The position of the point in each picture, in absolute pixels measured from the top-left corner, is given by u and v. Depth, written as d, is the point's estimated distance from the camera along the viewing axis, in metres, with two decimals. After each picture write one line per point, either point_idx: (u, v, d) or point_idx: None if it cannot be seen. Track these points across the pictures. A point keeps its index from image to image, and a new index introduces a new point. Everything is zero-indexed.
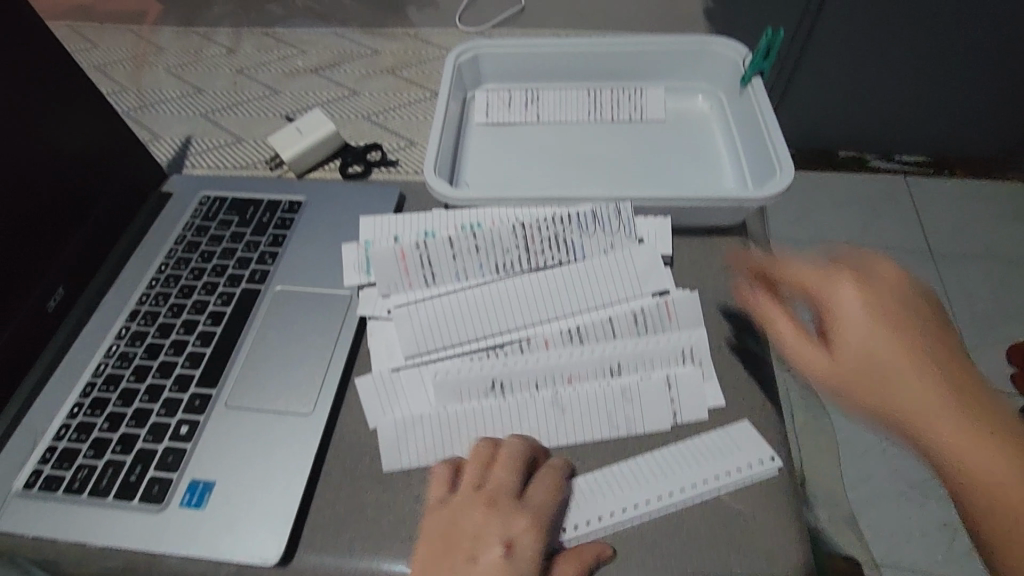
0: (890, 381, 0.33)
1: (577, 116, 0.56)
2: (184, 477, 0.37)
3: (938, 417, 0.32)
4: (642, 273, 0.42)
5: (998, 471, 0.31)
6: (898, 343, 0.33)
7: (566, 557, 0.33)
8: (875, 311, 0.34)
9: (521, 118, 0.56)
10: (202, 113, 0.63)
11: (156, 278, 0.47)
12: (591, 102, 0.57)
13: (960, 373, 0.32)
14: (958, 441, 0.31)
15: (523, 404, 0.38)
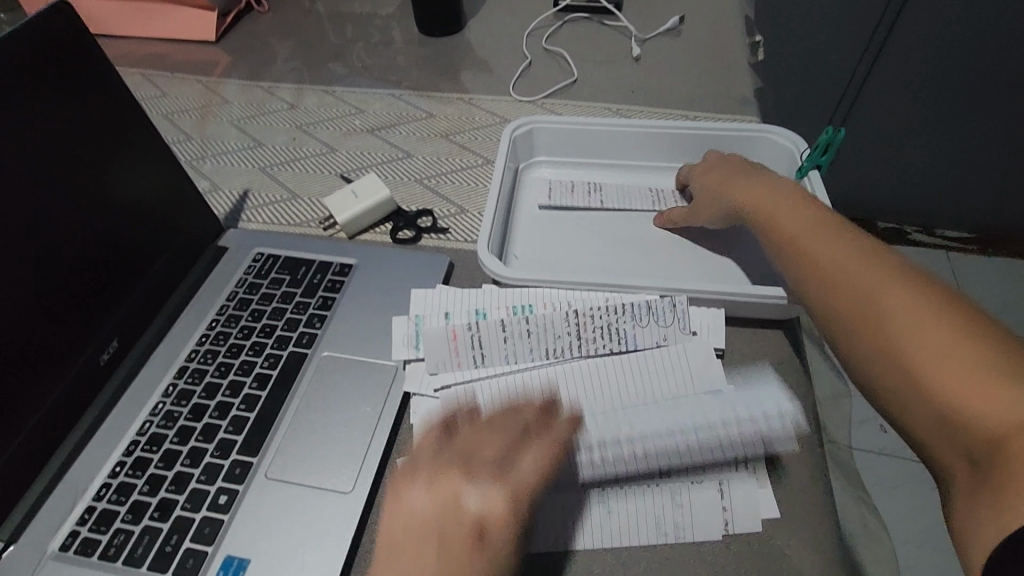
0: (821, 239, 0.40)
1: (639, 205, 0.55)
2: (219, 551, 0.36)
3: (886, 295, 0.35)
4: (698, 372, 0.41)
5: (909, 314, 0.33)
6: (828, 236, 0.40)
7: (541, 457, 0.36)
8: (807, 216, 0.42)
9: (584, 203, 0.55)
10: (260, 167, 0.65)
11: (206, 335, 0.47)
12: (653, 195, 0.56)
13: (908, 271, 0.36)
14: (885, 284, 0.35)
15: (567, 501, 0.37)
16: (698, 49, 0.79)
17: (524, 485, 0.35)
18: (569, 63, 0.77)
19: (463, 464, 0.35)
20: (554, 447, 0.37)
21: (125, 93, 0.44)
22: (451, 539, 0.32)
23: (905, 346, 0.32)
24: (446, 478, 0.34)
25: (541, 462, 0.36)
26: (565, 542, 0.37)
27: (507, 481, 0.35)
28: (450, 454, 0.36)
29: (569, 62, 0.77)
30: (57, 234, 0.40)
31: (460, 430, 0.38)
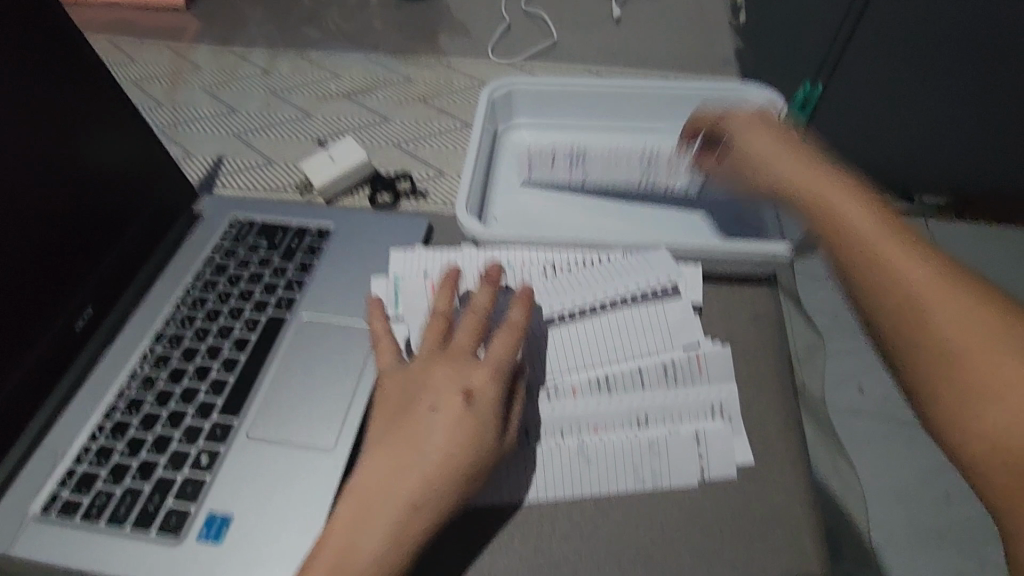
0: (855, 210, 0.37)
1: (626, 186, 0.53)
2: (202, 509, 0.36)
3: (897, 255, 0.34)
4: (675, 327, 0.41)
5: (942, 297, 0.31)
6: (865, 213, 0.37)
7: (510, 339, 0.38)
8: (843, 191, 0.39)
9: (565, 176, 0.54)
10: (234, 133, 0.63)
11: (183, 301, 0.47)
12: (642, 165, 0.53)
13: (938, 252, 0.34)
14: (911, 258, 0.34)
15: (548, 453, 0.38)
16: (679, 10, 0.78)
17: (497, 366, 0.36)
18: (550, 26, 0.75)
19: (439, 367, 0.37)
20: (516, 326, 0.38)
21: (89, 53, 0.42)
22: (440, 438, 0.34)
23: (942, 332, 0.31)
24: (423, 388, 0.36)
25: (507, 343, 0.37)
26: (548, 494, 0.37)
27: (477, 372, 0.36)
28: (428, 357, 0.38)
29: (548, 25, 0.76)
30: (23, 199, 0.39)
31: (429, 335, 0.39)
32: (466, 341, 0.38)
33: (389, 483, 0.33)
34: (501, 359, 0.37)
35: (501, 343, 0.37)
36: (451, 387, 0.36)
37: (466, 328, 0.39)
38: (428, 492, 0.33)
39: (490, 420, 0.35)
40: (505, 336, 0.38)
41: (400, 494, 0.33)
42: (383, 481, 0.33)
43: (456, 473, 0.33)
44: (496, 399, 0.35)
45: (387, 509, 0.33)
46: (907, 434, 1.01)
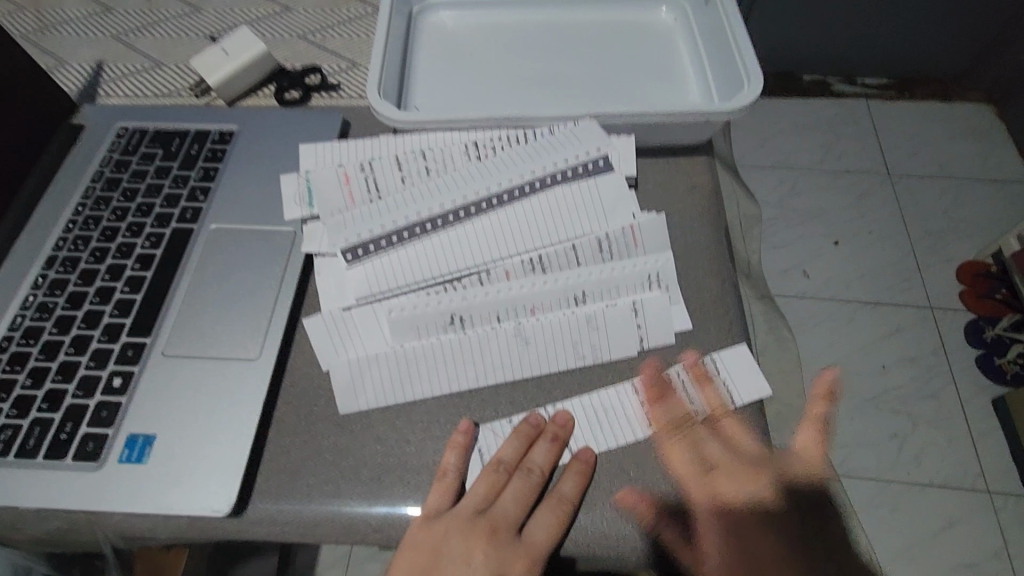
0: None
1: None
2: (121, 432, 0.34)
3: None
4: (610, 202, 0.40)
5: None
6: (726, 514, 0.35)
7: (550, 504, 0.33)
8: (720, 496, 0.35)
9: None
10: (113, 35, 0.55)
11: (74, 221, 0.42)
12: None
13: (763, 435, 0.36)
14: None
15: (484, 339, 0.37)
16: None
17: (535, 554, 0.33)
18: None
19: (476, 546, 0.33)
20: (567, 507, 0.33)
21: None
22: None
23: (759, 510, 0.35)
24: (472, 548, 0.33)
25: (543, 550, 0.33)
26: (489, 378, 0.37)
27: (515, 564, 0.33)
28: (469, 524, 0.33)
29: None
30: None
31: (478, 485, 0.34)
32: (512, 511, 0.34)
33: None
34: (542, 542, 0.33)
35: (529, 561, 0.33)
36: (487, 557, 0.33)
37: (516, 496, 0.34)
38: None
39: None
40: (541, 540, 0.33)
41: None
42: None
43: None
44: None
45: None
46: (848, 311, 1.07)
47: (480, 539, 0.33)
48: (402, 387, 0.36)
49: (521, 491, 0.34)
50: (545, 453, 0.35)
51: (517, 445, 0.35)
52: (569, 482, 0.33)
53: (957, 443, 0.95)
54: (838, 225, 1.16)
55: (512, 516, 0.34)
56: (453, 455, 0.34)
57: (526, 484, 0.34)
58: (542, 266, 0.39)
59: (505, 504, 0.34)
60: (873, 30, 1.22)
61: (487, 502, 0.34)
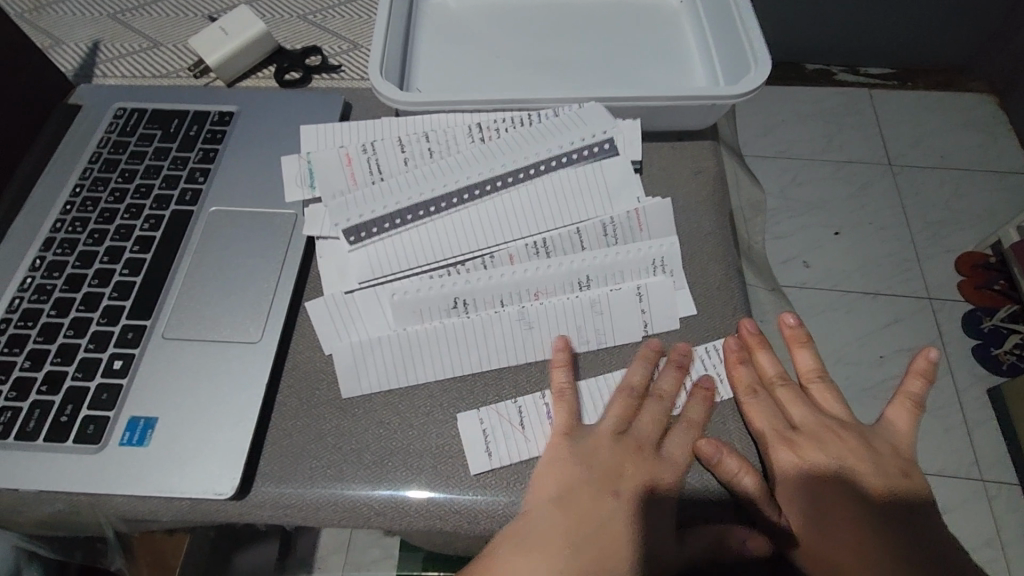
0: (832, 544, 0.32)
1: None
2: (122, 415, 0.34)
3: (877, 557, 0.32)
4: (615, 186, 0.39)
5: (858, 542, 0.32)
6: (813, 474, 0.34)
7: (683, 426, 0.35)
8: (807, 455, 0.34)
9: None
10: (110, 14, 0.54)
11: (71, 202, 0.42)
12: None
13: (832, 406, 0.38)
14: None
15: (488, 322, 0.37)
16: None
17: (679, 469, 0.34)
18: None
19: (625, 458, 0.34)
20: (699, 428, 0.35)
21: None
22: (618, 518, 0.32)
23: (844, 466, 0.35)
24: (615, 463, 0.34)
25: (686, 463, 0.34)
26: (493, 362, 0.37)
27: (665, 478, 0.33)
28: (611, 442, 0.34)
29: None
30: None
31: (615, 408, 0.35)
32: (651, 432, 0.35)
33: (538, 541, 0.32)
34: (684, 457, 0.34)
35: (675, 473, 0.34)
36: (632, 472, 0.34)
37: (654, 417, 0.35)
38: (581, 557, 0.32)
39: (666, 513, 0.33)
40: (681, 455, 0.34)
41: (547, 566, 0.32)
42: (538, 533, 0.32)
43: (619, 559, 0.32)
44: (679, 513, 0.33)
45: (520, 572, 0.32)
46: (848, 301, 1.07)
47: (628, 457, 0.34)
48: (405, 370, 0.36)
49: (658, 410, 0.35)
50: (674, 378, 0.36)
51: (646, 369, 0.36)
52: (697, 405, 0.35)
53: (953, 432, 0.95)
54: (839, 214, 1.16)
55: (652, 436, 0.35)
56: (569, 377, 0.36)
57: (660, 408, 0.35)
58: (546, 249, 0.38)
59: (644, 426, 0.35)
60: (877, 18, 1.21)
61: (626, 423, 0.35)
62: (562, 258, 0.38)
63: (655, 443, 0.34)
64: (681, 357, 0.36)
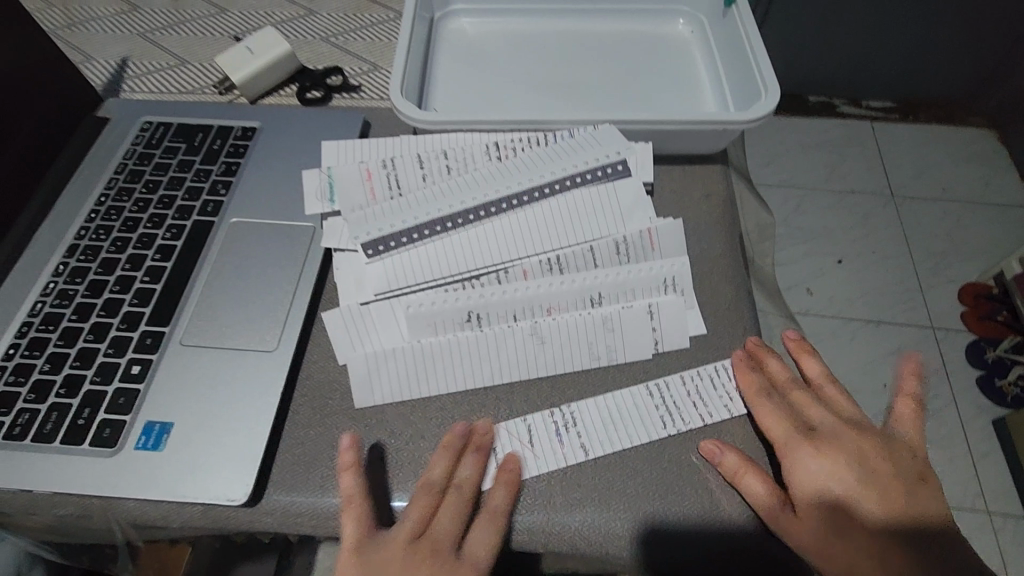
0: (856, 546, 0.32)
1: None
2: (138, 419, 0.34)
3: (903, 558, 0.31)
4: (627, 206, 0.40)
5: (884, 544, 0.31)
6: (834, 474, 0.33)
7: (482, 519, 0.33)
8: (826, 456, 0.34)
9: None
10: (139, 33, 0.56)
11: (96, 210, 0.43)
12: None
13: (844, 406, 0.37)
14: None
15: (501, 336, 0.37)
16: None
17: (479, 567, 0.32)
18: None
19: (421, 568, 0.31)
20: (501, 517, 0.33)
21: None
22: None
23: (863, 465, 0.34)
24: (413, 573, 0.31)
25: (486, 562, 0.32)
26: (504, 376, 0.37)
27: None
28: (408, 548, 0.32)
29: None
30: None
31: (415, 505, 0.33)
32: (449, 529, 0.32)
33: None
34: (483, 555, 0.32)
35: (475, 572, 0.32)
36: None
37: (452, 514, 0.33)
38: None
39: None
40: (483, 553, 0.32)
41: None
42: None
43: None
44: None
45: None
46: (852, 329, 1.07)
47: (425, 563, 0.31)
48: (416, 381, 0.37)
49: (455, 503, 0.33)
50: (475, 466, 0.34)
51: (448, 459, 0.34)
52: (498, 493, 0.33)
53: (959, 464, 0.94)
54: (843, 243, 1.17)
55: (451, 533, 0.32)
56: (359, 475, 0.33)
57: (460, 501, 0.33)
58: (560, 266, 0.39)
59: (443, 523, 0.32)
60: (879, 52, 1.24)
61: (422, 524, 0.32)
62: (575, 275, 0.39)
63: (454, 541, 0.32)
64: (483, 438, 0.35)
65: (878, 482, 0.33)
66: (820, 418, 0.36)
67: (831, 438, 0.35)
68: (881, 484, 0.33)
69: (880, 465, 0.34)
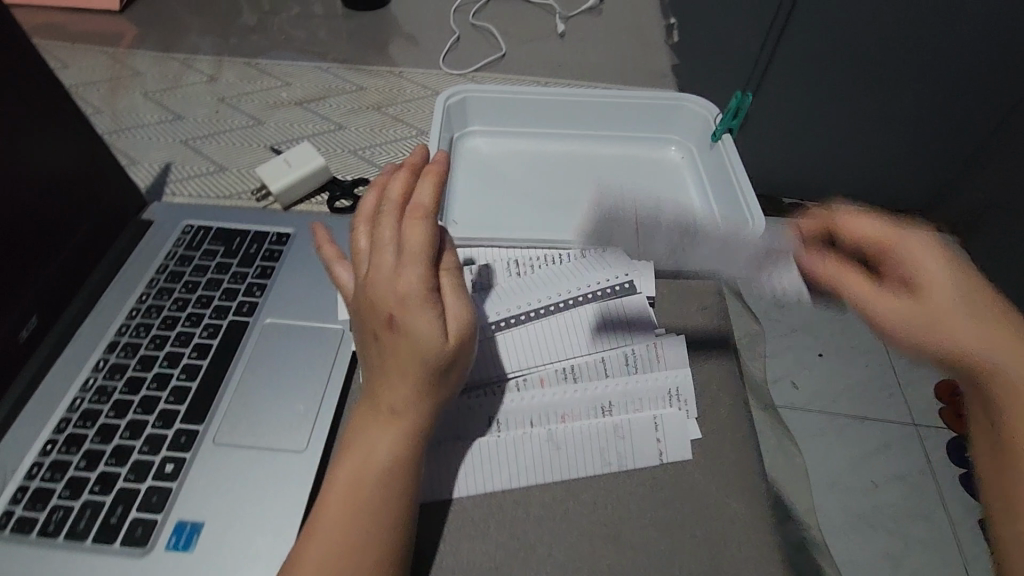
0: (964, 333, 0.34)
1: None
2: (170, 518, 0.36)
3: (1010, 350, 0.34)
4: (634, 321, 0.44)
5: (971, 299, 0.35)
6: (942, 260, 0.36)
7: (411, 217, 0.33)
8: (962, 276, 0.35)
9: None
10: (181, 140, 0.61)
11: (137, 308, 0.45)
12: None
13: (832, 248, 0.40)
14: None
15: (520, 441, 0.40)
16: (620, 26, 0.82)
17: (414, 265, 0.32)
18: (498, 40, 0.78)
19: (369, 293, 0.33)
20: (426, 209, 0.33)
21: (25, 40, 0.38)
22: (402, 383, 0.33)
23: (909, 250, 0.37)
24: (371, 315, 0.33)
25: (429, 236, 0.33)
26: (522, 480, 0.39)
27: (395, 290, 0.32)
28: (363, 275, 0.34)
29: (497, 38, 0.78)
30: None
31: (361, 241, 0.35)
32: (387, 236, 0.33)
33: (362, 488, 0.34)
34: (418, 248, 0.32)
35: (417, 228, 0.33)
36: (383, 300, 0.32)
37: (388, 231, 0.33)
38: (401, 450, 0.34)
39: (422, 307, 0.32)
40: (419, 222, 0.33)
41: (384, 513, 0.33)
42: (356, 479, 0.34)
43: (417, 390, 0.34)
44: (428, 235, 0.33)
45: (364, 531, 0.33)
46: (838, 424, 1.10)
47: (371, 284, 0.33)
48: (437, 486, 0.38)
49: (389, 214, 0.34)
50: (403, 180, 0.35)
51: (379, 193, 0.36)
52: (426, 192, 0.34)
53: (950, 566, 0.95)
54: (824, 339, 1.22)
55: (387, 242, 0.33)
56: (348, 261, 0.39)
57: (394, 214, 0.34)
58: (573, 376, 0.42)
59: (383, 236, 0.33)
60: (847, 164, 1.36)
61: (367, 253, 0.34)
62: (587, 384, 0.42)
63: (392, 257, 0.33)
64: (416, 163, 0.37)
65: (911, 261, 0.37)
66: (882, 266, 0.38)
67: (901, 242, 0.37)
68: (945, 276, 0.36)
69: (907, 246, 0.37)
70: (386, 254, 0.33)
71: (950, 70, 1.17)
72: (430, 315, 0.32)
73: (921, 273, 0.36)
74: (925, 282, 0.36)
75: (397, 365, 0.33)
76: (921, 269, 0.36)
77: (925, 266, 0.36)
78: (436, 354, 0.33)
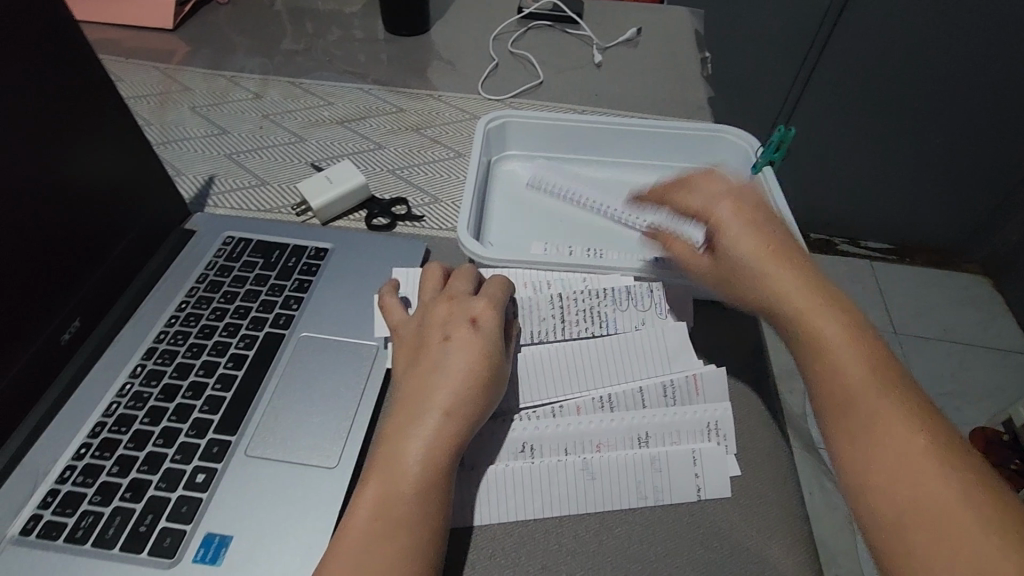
0: (761, 277, 0.38)
1: None
2: (199, 530, 0.35)
3: (829, 332, 0.36)
4: (673, 351, 0.44)
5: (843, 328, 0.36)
6: (748, 227, 0.39)
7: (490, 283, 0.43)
8: (754, 226, 0.39)
9: None
10: (226, 154, 0.63)
11: (176, 316, 0.46)
12: None
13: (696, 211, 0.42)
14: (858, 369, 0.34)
15: (553, 468, 0.39)
16: (656, 57, 0.83)
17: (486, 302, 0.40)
18: (536, 68, 0.79)
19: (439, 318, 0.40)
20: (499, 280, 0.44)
21: (92, 52, 0.40)
22: (445, 389, 0.36)
23: (733, 228, 0.39)
24: (434, 335, 0.39)
25: (498, 295, 0.42)
26: (555, 509, 0.38)
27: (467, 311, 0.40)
28: (432, 309, 0.41)
29: (534, 65, 0.79)
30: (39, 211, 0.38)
31: (434, 287, 0.43)
32: (463, 285, 0.42)
33: (391, 495, 0.33)
34: (491, 294, 0.41)
35: (492, 286, 0.42)
36: (455, 321, 0.39)
37: (463, 282, 0.42)
38: (434, 458, 0.34)
39: (490, 334, 0.39)
40: (495, 282, 0.43)
41: (410, 523, 0.33)
42: (386, 490, 0.33)
43: (468, 389, 0.36)
44: (500, 292, 0.42)
45: (395, 541, 0.32)
46: None
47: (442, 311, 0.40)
48: (463, 511, 0.38)
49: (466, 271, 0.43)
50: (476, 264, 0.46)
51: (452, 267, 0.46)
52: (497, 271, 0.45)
53: None
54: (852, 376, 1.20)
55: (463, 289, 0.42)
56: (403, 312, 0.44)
57: (470, 272, 0.44)
58: (609, 404, 0.42)
59: (458, 285, 0.42)
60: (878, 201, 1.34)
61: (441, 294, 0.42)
62: (624, 414, 0.42)
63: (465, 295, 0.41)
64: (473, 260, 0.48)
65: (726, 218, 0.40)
66: (711, 212, 0.40)
67: (716, 206, 0.40)
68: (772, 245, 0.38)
69: (747, 223, 0.39)
70: (462, 294, 0.41)
71: (985, 106, 1.17)
72: (489, 339, 0.38)
73: (727, 227, 0.39)
74: (725, 237, 0.39)
75: (445, 373, 0.36)
76: (712, 211, 0.40)
77: (728, 229, 0.39)
78: (487, 370, 0.37)
